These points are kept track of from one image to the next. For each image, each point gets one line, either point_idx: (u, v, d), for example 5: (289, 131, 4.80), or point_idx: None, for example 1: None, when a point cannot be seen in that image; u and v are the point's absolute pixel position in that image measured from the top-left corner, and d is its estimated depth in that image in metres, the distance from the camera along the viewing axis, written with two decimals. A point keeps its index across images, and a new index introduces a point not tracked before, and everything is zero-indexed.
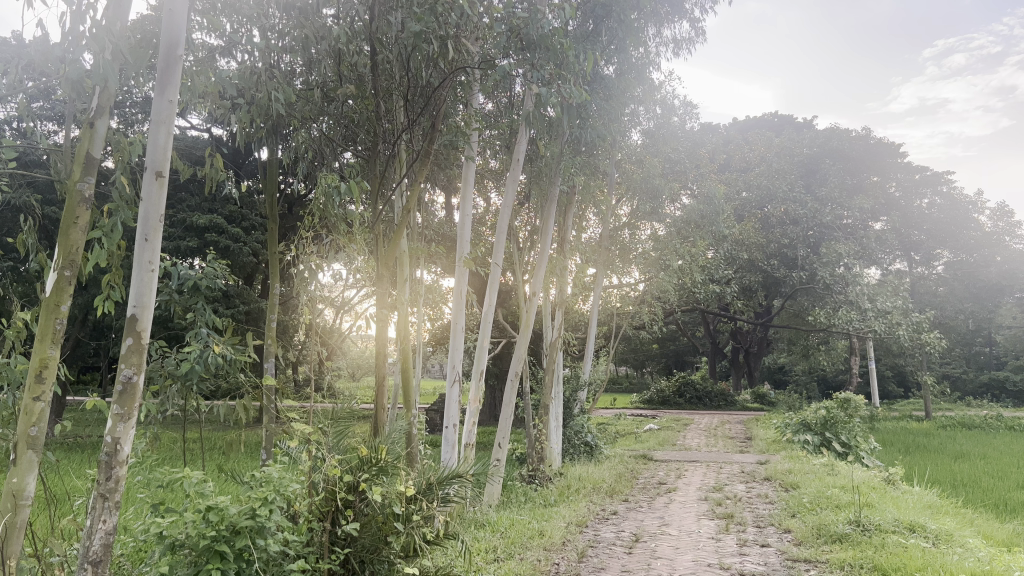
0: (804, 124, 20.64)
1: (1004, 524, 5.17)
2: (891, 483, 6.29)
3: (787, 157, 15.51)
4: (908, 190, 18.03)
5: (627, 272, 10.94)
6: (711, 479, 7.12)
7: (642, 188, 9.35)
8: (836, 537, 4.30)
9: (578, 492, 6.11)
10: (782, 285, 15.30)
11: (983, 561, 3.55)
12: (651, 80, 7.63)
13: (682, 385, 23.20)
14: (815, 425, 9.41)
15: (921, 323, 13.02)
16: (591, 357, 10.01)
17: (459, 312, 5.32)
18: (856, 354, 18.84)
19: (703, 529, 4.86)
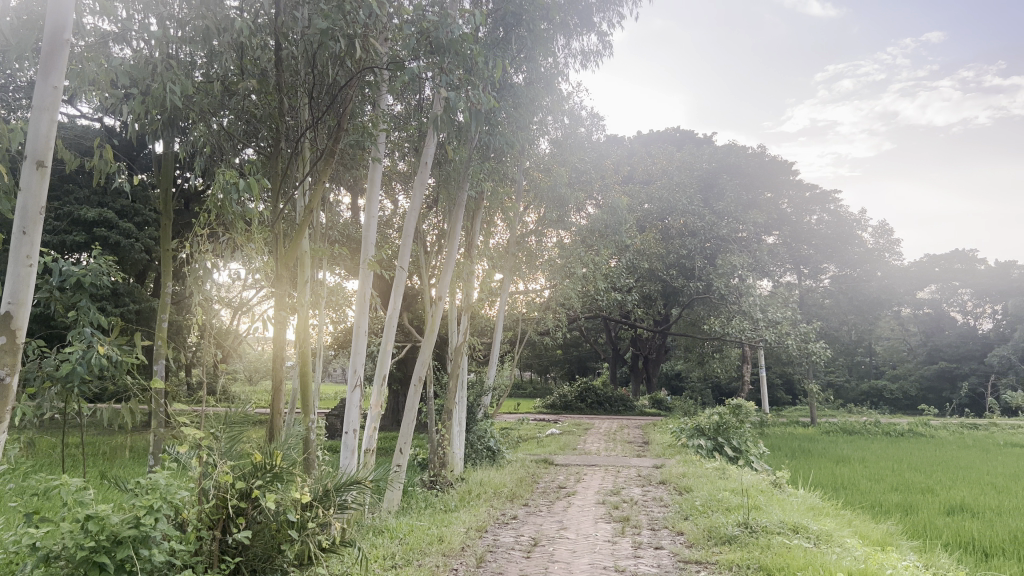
0: (703, 140, 21.43)
1: (880, 525, 5.48)
2: (778, 487, 6.57)
3: (688, 170, 16.05)
4: (798, 207, 19.05)
5: (533, 277, 11.02)
6: (609, 483, 7.25)
7: (549, 196, 9.47)
8: (726, 538, 4.46)
9: (479, 497, 6.12)
10: (680, 295, 15.79)
11: (859, 560, 3.74)
12: (559, 91, 7.75)
13: (584, 390, 23.58)
14: (709, 429, 9.71)
15: (808, 333, 13.71)
16: (495, 362, 10.03)
17: (362, 316, 5.22)
18: (748, 362, 19.63)
19: (600, 532, 4.95)
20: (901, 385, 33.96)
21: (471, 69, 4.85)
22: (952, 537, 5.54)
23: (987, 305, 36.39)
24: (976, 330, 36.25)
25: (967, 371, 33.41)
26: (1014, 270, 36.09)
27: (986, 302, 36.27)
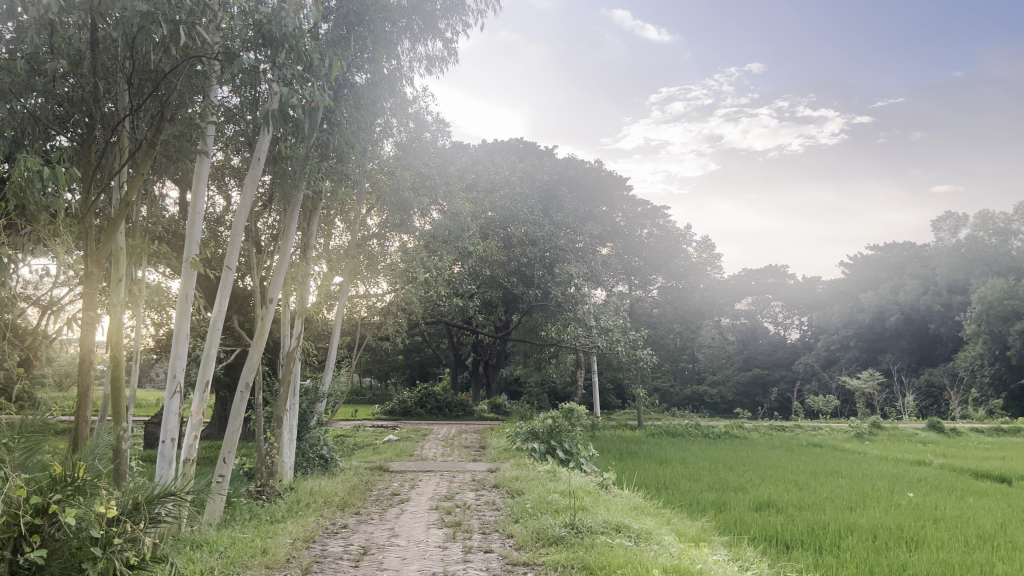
0: (545, 152, 22.02)
1: (695, 522, 5.82)
2: (604, 488, 6.83)
3: (529, 181, 16.47)
4: (631, 220, 19.88)
5: (374, 281, 10.83)
6: (443, 489, 7.26)
7: (391, 200, 9.35)
8: (553, 539, 4.57)
9: (307, 506, 5.94)
10: (519, 303, 16.11)
11: (674, 556, 3.95)
12: (402, 94, 7.67)
13: (424, 396, 23.37)
14: (542, 433, 9.94)
15: (636, 340, 14.54)
16: (331, 367, 9.78)
17: (184, 317, 4.94)
18: (582, 367, 20.40)
19: (430, 538, 4.94)
20: (720, 390, 36.39)
21: (309, 66, 4.73)
22: (759, 531, 5.98)
23: (795, 317, 39.91)
24: (785, 339, 39.65)
25: (777, 377, 36.52)
26: (817, 286, 39.86)
27: (794, 314, 39.76)
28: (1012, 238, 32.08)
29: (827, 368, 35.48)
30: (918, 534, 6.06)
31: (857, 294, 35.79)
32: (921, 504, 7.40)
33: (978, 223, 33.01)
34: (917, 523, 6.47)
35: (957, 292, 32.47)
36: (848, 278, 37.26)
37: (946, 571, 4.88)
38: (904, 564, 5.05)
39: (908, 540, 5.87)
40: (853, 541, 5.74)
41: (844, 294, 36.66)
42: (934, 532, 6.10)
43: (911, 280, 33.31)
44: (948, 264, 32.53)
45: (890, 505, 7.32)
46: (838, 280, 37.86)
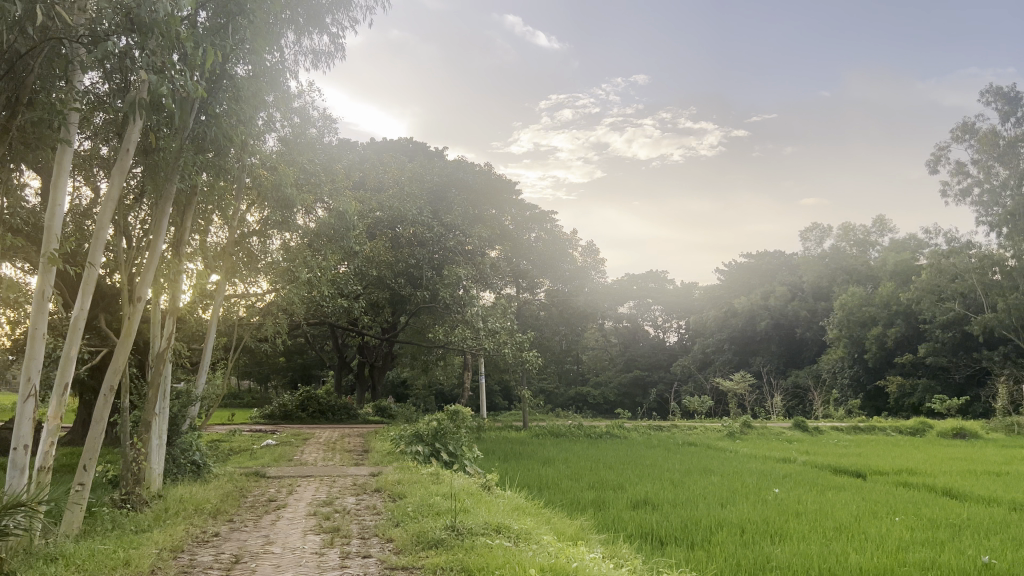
0: (434, 152, 21.97)
1: (574, 521, 5.93)
2: (486, 489, 6.86)
3: (419, 181, 16.32)
4: (520, 224, 20.04)
5: (254, 280, 10.48)
6: (322, 494, 7.09)
7: (273, 196, 9.07)
8: (434, 542, 4.54)
9: (176, 515, 5.67)
10: (406, 305, 15.98)
11: (551, 555, 4.02)
12: (286, 89, 7.47)
13: (305, 398, 22.73)
14: (426, 435, 9.88)
15: (522, 343, 14.71)
16: (206, 369, 9.39)
17: (40, 317, 4.62)
18: (468, 369, 20.47)
19: (307, 545, 4.82)
20: (603, 391, 37.33)
21: (185, 55, 4.53)
22: (635, 528, 6.16)
23: (674, 321, 41.49)
24: (664, 342, 41.15)
25: (656, 379, 37.91)
26: (694, 291, 41.55)
27: (673, 318, 41.27)
28: (870, 249, 34.61)
29: (702, 370, 37.09)
30: (783, 528, 6.40)
31: (731, 299, 37.54)
32: (784, 499, 7.82)
33: (840, 234, 35.40)
34: (782, 517, 6.83)
35: (821, 299, 34.68)
36: (723, 284, 39.03)
37: (807, 561, 5.18)
38: (769, 557, 5.32)
39: (774, 533, 6.19)
40: (723, 535, 5.99)
41: (720, 299, 38.37)
42: (798, 526, 6.46)
43: (780, 287, 35.27)
44: (814, 272, 34.69)
45: (757, 501, 7.70)
46: (713, 286, 39.57)
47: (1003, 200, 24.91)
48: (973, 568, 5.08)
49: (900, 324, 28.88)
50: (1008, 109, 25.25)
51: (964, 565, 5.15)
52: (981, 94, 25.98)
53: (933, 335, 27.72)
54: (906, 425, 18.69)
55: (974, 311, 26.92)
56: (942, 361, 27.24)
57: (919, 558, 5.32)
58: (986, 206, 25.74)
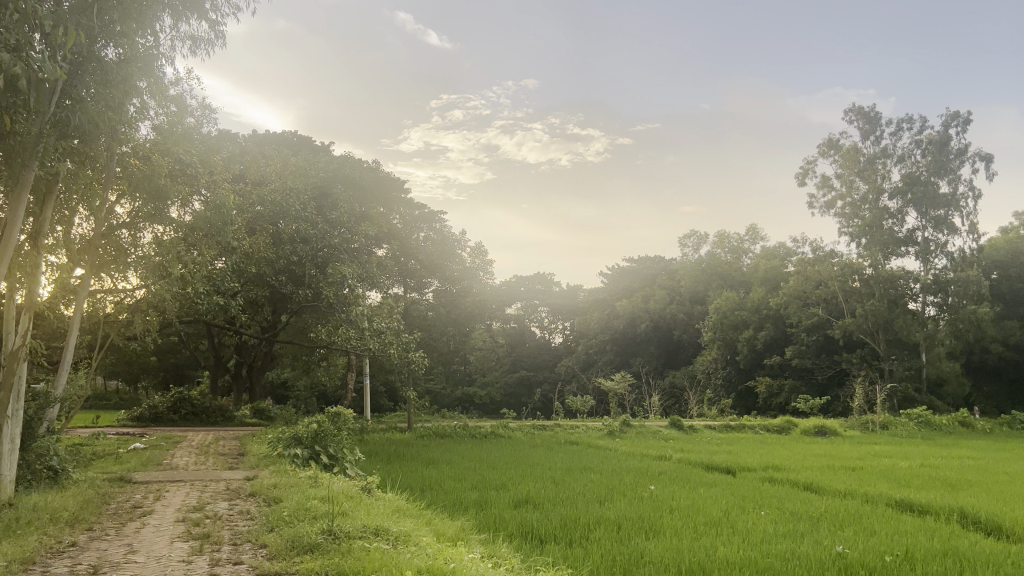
0: (319, 147, 21.53)
1: (455, 521, 5.93)
2: (366, 492, 6.77)
3: (304, 175, 15.85)
4: (408, 223, 19.74)
5: (123, 275, 9.93)
6: (192, 499, 6.81)
7: (146, 187, 8.63)
8: (309, 547, 4.43)
9: (29, 524, 5.31)
10: (288, 303, 15.52)
11: (430, 557, 4.00)
12: (161, 75, 7.13)
13: (177, 400, 21.68)
14: (305, 438, 9.62)
15: (408, 343, 14.63)
16: (67, 368, 8.82)
17: None
18: (352, 369, 20.10)
19: (174, 553, 4.61)
20: (489, 391, 37.56)
21: (48, 33, 4.27)
22: (517, 527, 6.22)
23: (559, 323, 42.29)
24: (550, 343, 41.88)
25: (541, 379, 38.91)
26: (579, 293, 42.54)
27: (558, 319, 42.09)
28: (743, 256, 36.40)
29: (585, 370, 38.01)
30: (658, 523, 6.62)
31: (614, 302, 38.59)
32: (659, 495, 8.10)
33: (716, 241, 37.08)
34: (657, 513, 7.06)
35: (698, 302, 36.14)
36: (606, 287, 40.09)
37: (678, 556, 5.37)
38: (643, 552, 5.49)
39: (647, 529, 6.39)
40: (600, 532, 6.14)
41: (603, 302, 39.42)
42: (671, 521, 6.70)
43: (660, 291, 36.52)
44: (691, 277, 36.15)
45: (634, 498, 7.94)
46: (598, 289, 40.60)
47: (863, 212, 26.54)
48: (828, 557, 5.41)
49: (769, 327, 30.48)
50: (868, 127, 27.05)
51: (821, 555, 5.47)
52: (846, 112, 27.70)
53: (799, 338, 29.39)
54: (773, 422, 19.71)
55: (835, 317, 28.78)
56: (806, 362, 28.90)
57: (781, 550, 5.62)
58: (848, 218, 27.19)
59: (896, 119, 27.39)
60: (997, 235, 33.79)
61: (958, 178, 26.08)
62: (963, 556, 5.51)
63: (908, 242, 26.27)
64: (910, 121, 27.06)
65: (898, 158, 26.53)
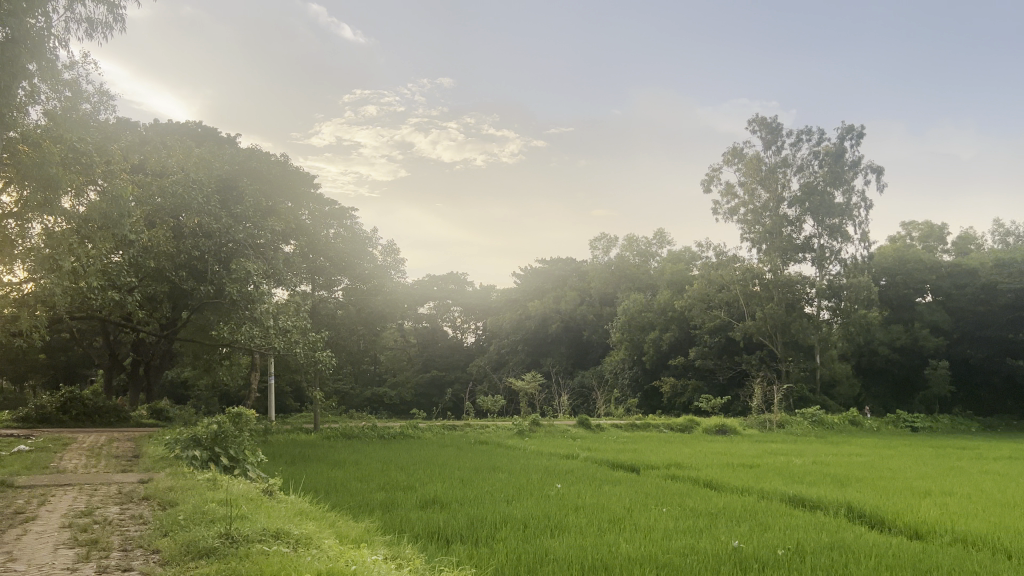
0: (226, 139, 20.92)
1: (359, 523, 5.85)
2: (268, 494, 6.60)
3: (209, 167, 15.33)
4: (316, 219, 19.32)
5: (8, 268, 9.38)
6: (80, 504, 6.49)
7: (34, 175, 8.16)
8: (204, 552, 4.28)
9: None
10: (188, 299, 14.97)
11: (331, 560, 3.94)
12: (54, 59, 6.77)
13: (67, 400, 20.62)
14: (205, 439, 9.29)
15: (314, 342, 14.37)
16: None
17: None
18: (256, 369, 19.55)
19: (58, 560, 4.38)
20: (399, 391, 37.27)
21: None
22: (423, 528, 6.18)
23: (472, 323, 42.34)
24: (462, 343, 41.89)
25: (452, 378, 38.91)
26: (492, 293, 42.78)
27: (471, 319, 42.20)
28: (650, 259, 37.40)
29: (497, 370, 38.17)
30: (563, 522, 6.70)
31: (526, 302, 38.99)
32: (565, 493, 8.20)
33: (626, 244, 37.88)
34: (562, 512, 7.15)
35: (607, 303, 36.80)
36: (519, 288, 40.42)
37: (581, 553, 5.44)
38: (547, 551, 5.53)
39: (552, 527, 6.46)
40: (506, 531, 6.17)
41: (516, 302, 39.77)
42: (577, 519, 6.78)
43: (571, 292, 37.04)
44: (601, 279, 36.83)
45: (541, 496, 8.00)
46: (511, 290, 40.90)
47: (764, 219, 27.50)
48: (724, 552, 5.60)
49: (675, 329, 31.31)
50: (770, 137, 28.12)
51: (718, 550, 5.65)
52: (749, 123, 28.80)
53: (703, 339, 30.36)
54: (677, 422, 20.23)
55: (736, 319, 29.81)
56: (708, 363, 29.89)
57: (682, 546, 5.77)
58: (750, 224, 28.14)
59: (796, 131, 28.58)
60: (886, 244, 35.73)
61: (852, 188, 27.43)
62: (849, 548, 5.78)
63: (805, 248, 27.42)
64: (809, 133, 28.28)
65: (797, 168, 27.73)
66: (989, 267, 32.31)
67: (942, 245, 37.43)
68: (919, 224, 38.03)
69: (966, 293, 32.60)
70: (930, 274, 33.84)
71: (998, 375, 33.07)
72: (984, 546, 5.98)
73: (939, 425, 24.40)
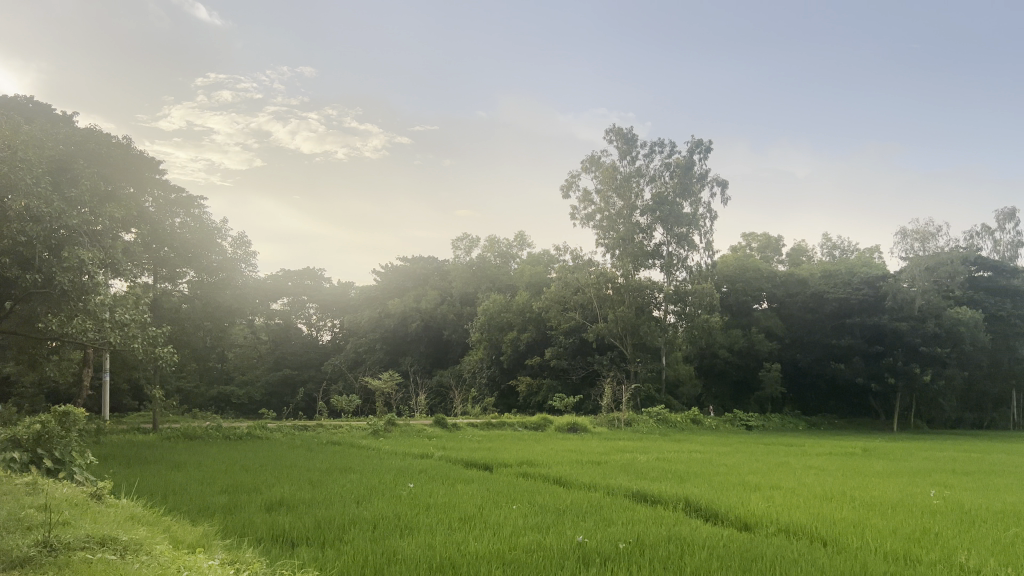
0: (61, 117, 19.43)
1: (197, 527, 5.59)
2: (96, 499, 6.17)
3: (42, 146, 14.15)
4: (160, 207, 18.17)
5: None
6: None
7: None
8: (19, 561, 3.93)
9: None
10: (11, 288, 13.74)
11: (162, 566, 3.74)
12: None
13: None
14: (25, 440, 8.55)
15: (156, 337, 13.59)
16: None
17: None
18: (88, 364, 18.25)
19: None
20: (248, 390, 35.84)
21: None
22: (266, 531, 5.99)
23: (328, 320, 41.51)
24: (317, 341, 41.00)
25: (305, 377, 37.91)
26: (350, 291, 42.22)
27: (328, 317, 41.55)
28: (510, 261, 38.03)
29: (352, 369, 37.53)
30: (412, 522, 6.66)
31: (385, 301, 38.72)
32: (417, 493, 8.18)
33: (487, 245, 38.33)
34: (412, 511, 7.11)
35: (467, 303, 37.07)
36: (378, 286, 40.02)
37: (431, 552, 5.47)
38: (396, 551, 5.49)
39: (401, 527, 6.43)
40: (354, 532, 6.09)
41: (375, 300, 39.34)
42: (426, 518, 6.77)
43: (431, 292, 37.08)
44: (462, 279, 37.11)
45: (392, 497, 7.95)
46: (369, 287, 40.42)
47: (618, 226, 28.49)
48: (569, 546, 5.76)
49: (531, 329, 32.02)
50: (625, 147, 29.21)
51: (563, 545, 5.82)
52: (606, 132, 29.81)
53: (558, 339, 31.20)
54: (530, 420, 20.63)
55: (589, 321, 30.75)
56: (563, 362, 30.85)
57: (528, 541, 5.91)
58: (605, 230, 29.12)
59: (650, 142, 29.85)
60: (727, 253, 38.04)
61: (698, 200, 28.98)
62: (685, 541, 6.09)
63: (655, 255, 28.69)
64: (662, 146, 29.61)
65: (649, 178, 28.98)
66: (817, 277, 35.08)
67: (777, 256, 40.29)
68: (758, 236, 40.65)
69: (797, 300, 35.29)
70: (766, 283, 36.35)
71: (822, 378, 35.87)
72: (803, 535, 6.48)
73: (770, 423, 26.18)
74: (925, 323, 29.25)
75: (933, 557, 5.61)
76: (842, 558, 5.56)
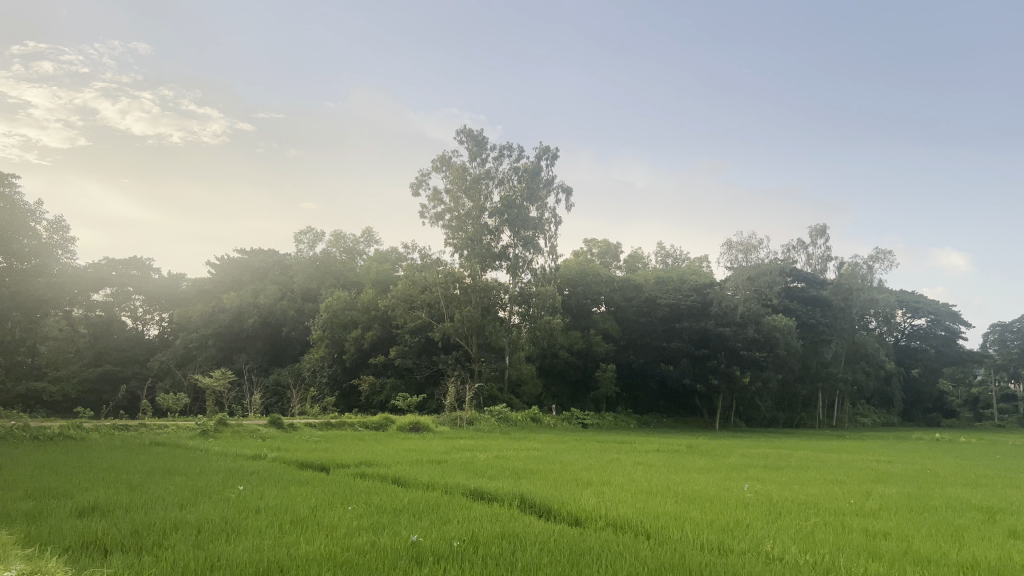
0: None
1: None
2: None
3: None
4: None
5: None
6: None
7: None
8: None
9: None
10: None
11: None
12: None
13: None
14: None
15: None
16: None
17: None
18: None
19: None
20: (62, 386, 32.98)
21: None
22: (77, 538, 5.57)
23: (155, 313, 39.22)
24: (142, 335, 38.73)
25: (128, 375, 35.52)
26: (181, 282, 40.13)
27: (155, 309, 39.30)
28: (356, 257, 37.48)
29: (182, 366, 35.58)
30: (240, 525, 6.39)
31: (220, 295, 37.02)
32: (247, 496, 7.85)
33: (332, 240, 37.64)
34: (240, 515, 6.83)
35: (309, 299, 36.15)
36: (212, 278, 38.21)
37: (256, 556, 5.27)
38: (220, 555, 5.27)
39: (228, 531, 6.17)
40: (176, 537, 5.79)
41: (208, 293, 37.50)
42: (255, 521, 6.54)
43: (271, 286, 35.83)
44: (304, 274, 36.17)
45: (220, 500, 7.60)
46: (203, 279, 38.53)
47: (466, 226, 28.70)
48: (403, 546, 5.74)
49: (376, 327, 31.65)
50: (475, 149, 29.48)
51: (396, 544, 5.79)
52: (457, 133, 29.99)
53: (403, 338, 30.99)
54: (371, 420, 20.35)
55: (435, 321, 30.76)
56: (407, 361, 30.67)
57: (361, 542, 5.84)
58: (453, 230, 29.26)
59: (499, 146, 30.33)
60: (569, 258, 39.29)
61: (544, 205, 29.78)
62: (518, 538, 6.20)
63: (501, 256, 29.16)
64: (510, 150, 30.16)
65: (498, 180, 29.42)
66: (651, 282, 37.00)
67: (615, 261, 42.08)
68: (598, 242, 42.29)
69: (632, 304, 37.05)
70: (604, 287, 37.83)
71: (653, 379, 37.79)
72: (629, 529, 6.77)
73: (605, 421, 27.23)
74: (747, 328, 31.51)
75: (743, 546, 6.04)
76: (661, 551, 5.83)
